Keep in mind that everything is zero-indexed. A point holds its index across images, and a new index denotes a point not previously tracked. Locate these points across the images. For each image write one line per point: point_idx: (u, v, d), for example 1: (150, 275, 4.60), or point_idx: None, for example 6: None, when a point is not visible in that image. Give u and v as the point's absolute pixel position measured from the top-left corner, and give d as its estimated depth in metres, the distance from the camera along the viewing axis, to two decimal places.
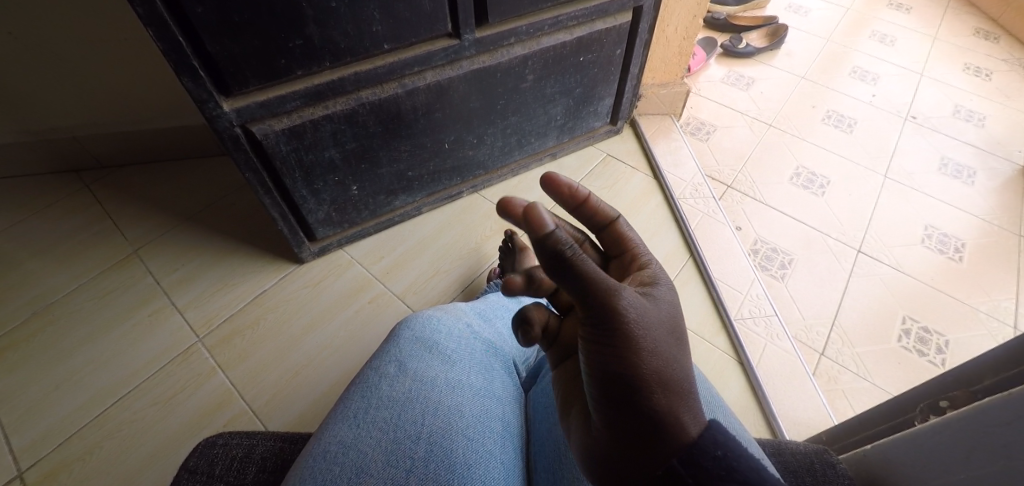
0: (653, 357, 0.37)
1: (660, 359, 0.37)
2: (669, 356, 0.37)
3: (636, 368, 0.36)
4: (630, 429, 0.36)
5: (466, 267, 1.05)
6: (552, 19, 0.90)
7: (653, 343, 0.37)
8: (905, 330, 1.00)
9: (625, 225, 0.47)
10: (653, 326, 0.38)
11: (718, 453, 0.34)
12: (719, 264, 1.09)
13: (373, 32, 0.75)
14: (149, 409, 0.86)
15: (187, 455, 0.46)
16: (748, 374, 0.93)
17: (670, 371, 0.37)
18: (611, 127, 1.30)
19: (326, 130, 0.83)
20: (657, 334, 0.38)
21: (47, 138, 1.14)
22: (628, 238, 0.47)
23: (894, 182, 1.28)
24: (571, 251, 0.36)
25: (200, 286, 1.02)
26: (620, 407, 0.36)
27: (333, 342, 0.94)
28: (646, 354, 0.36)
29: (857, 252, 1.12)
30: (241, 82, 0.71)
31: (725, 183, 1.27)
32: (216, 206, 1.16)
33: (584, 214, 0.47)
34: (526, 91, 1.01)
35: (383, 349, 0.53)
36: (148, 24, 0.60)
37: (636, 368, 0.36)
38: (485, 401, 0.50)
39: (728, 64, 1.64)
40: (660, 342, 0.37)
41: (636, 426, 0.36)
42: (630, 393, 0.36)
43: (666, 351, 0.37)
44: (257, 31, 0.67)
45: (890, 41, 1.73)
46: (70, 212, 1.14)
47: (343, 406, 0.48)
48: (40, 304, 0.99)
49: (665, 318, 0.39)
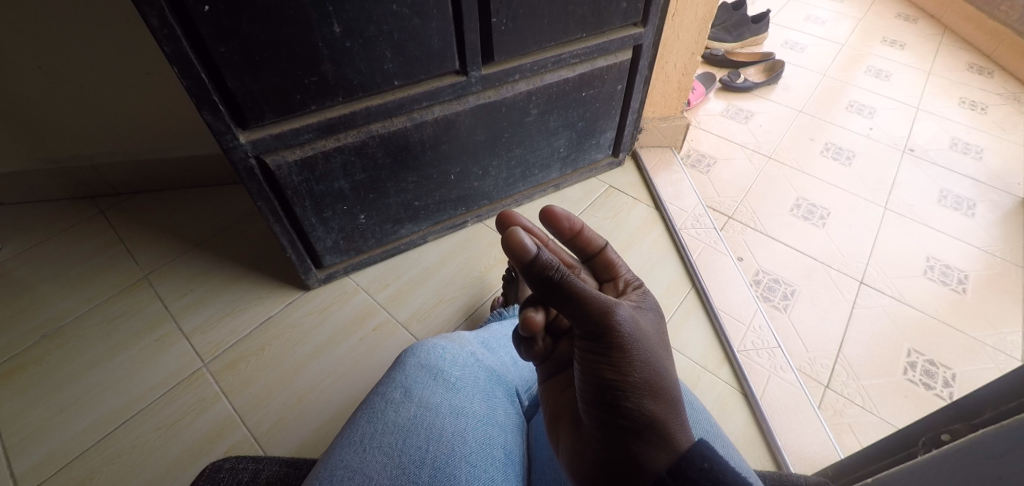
0: (642, 365, 0.43)
1: (649, 369, 0.43)
2: (657, 367, 0.43)
3: (628, 375, 0.42)
4: (618, 429, 0.41)
5: (470, 295, 1.07)
6: (555, 57, 0.94)
7: (644, 355, 0.43)
8: (912, 363, 0.99)
9: (613, 253, 0.56)
10: (644, 340, 0.44)
11: (704, 465, 0.37)
12: (721, 295, 1.10)
13: (384, 70, 0.79)
14: (151, 435, 0.86)
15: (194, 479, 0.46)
16: (753, 406, 0.93)
17: (659, 380, 0.43)
18: (613, 159, 1.33)
19: (336, 161, 0.86)
20: (645, 345, 0.44)
21: (67, 165, 1.18)
22: (617, 263, 0.55)
23: (894, 213, 1.29)
24: (558, 273, 0.42)
25: (207, 311, 1.03)
26: (610, 409, 0.42)
27: (337, 369, 0.95)
28: (637, 363, 0.43)
29: (860, 284, 1.13)
30: (258, 116, 0.74)
31: (726, 214, 1.29)
32: (227, 233, 1.18)
33: (576, 243, 0.56)
34: (530, 125, 1.04)
35: (389, 375, 0.54)
36: (173, 62, 0.64)
37: (627, 375, 0.42)
38: (488, 428, 0.50)
39: (726, 98, 1.69)
40: (649, 353, 0.43)
41: (624, 426, 0.41)
42: (620, 397, 0.42)
43: (657, 365, 0.43)
44: (275, 69, 0.70)
45: (885, 75, 1.78)
46: (84, 237, 1.17)
47: (349, 431, 0.48)
48: (50, 328, 1.00)
49: (652, 332, 0.46)
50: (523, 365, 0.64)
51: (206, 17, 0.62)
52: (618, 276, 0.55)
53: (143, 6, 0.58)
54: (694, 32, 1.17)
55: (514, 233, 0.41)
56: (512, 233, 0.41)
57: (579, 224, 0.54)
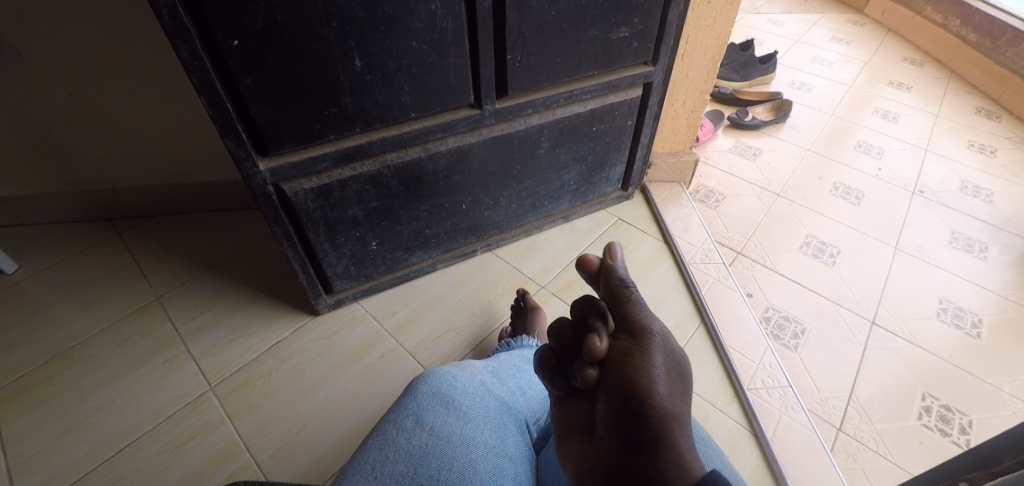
0: (665, 379, 0.39)
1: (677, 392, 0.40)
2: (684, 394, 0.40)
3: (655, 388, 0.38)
4: (631, 440, 0.37)
5: (478, 325, 1.06)
6: (567, 93, 0.97)
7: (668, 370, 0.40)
8: (926, 407, 0.97)
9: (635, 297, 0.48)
10: (669, 356, 0.41)
11: None
12: (730, 331, 1.09)
13: (402, 102, 0.82)
14: (154, 457, 0.86)
15: None
16: (764, 448, 0.90)
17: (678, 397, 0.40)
18: (622, 193, 1.35)
19: (351, 189, 0.88)
20: (669, 360, 0.41)
21: (90, 189, 1.22)
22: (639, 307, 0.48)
23: (905, 253, 1.29)
24: (626, 284, 0.45)
25: (216, 334, 1.04)
26: (630, 421, 0.37)
27: (341, 396, 0.94)
28: (662, 374, 0.39)
29: (872, 324, 1.11)
30: (278, 144, 0.76)
31: (735, 249, 1.29)
32: (239, 256, 1.20)
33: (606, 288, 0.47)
34: (542, 157, 1.06)
35: (400, 402, 0.54)
36: (201, 92, 0.67)
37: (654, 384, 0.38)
38: (499, 459, 0.49)
39: (735, 135, 1.71)
40: (671, 369, 0.41)
41: (639, 438, 0.37)
42: (644, 407, 0.37)
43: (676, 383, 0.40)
44: (297, 100, 0.73)
45: (893, 117, 1.80)
46: (100, 258, 1.20)
47: (360, 458, 0.48)
48: (62, 347, 1.01)
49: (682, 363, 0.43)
50: (533, 396, 0.64)
51: (235, 51, 0.65)
52: None
53: (176, 39, 0.62)
54: (703, 71, 1.20)
55: (613, 245, 0.47)
56: (612, 244, 0.48)
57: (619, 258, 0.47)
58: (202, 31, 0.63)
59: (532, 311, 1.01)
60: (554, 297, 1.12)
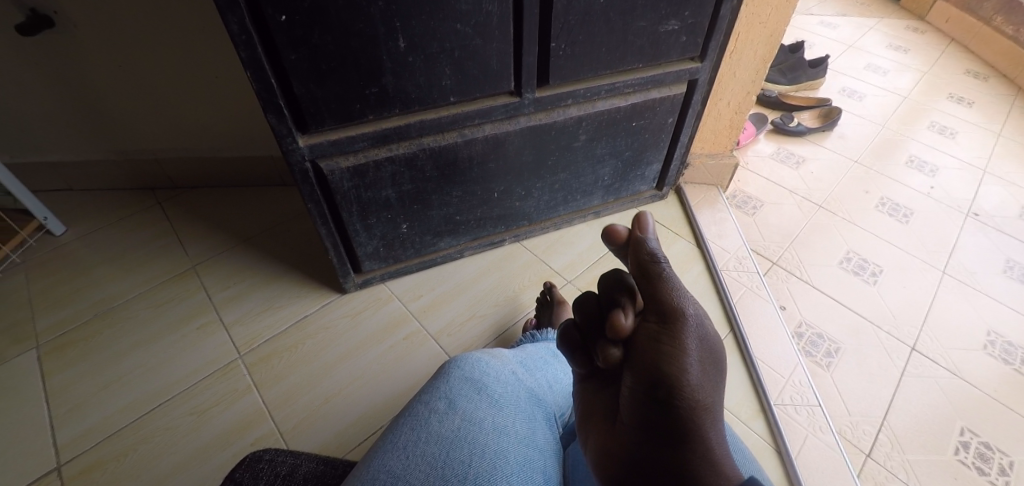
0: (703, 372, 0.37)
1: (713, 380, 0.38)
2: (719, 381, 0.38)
3: (687, 380, 0.36)
4: (657, 433, 0.36)
5: (502, 314, 1.06)
6: (609, 85, 0.94)
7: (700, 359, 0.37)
8: (964, 442, 0.92)
9: None
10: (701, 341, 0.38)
11: None
12: (760, 343, 1.06)
13: (442, 86, 0.81)
14: (184, 419, 0.88)
15: (234, 466, 0.45)
16: (787, 466, 0.87)
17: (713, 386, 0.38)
18: (656, 192, 1.31)
19: (386, 171, 0.88)
20: (703, 346, 0.39)
21: (135, 158, 1.27)
22: None
23: (953, 279, 1.22)
24: (665, 265, 0.41)
25: (247, 305, 1.06)
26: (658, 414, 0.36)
27: (364, 374, 0.95)
28: (694, 365, 0.37)
29: (911, 350, 1.06)
30: (318, 122, 0.77)
31: (770, 259, 1.25)
32: (273, 231, 1.22)
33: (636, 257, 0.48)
34: (578, 150, 1.05)
35: (432, 385, 0.53)
36: (247, 66, 0.67)
37: (683, 375, 0.36)
38: (529, 450, 0.48)
39: (778, 141, 1.65)
40: (705, 356, 0.38)
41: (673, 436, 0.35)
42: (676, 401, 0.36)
43: (710, 373, 0.38)
44: (340, 78, 0.73)
45: (950, 133, 1.71)
46: (143, 225, 1.24)
47: (391, 438, 0.47)
48: (103, 307, 1.05)
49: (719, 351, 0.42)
50: (560, 390, 0.63)
51: (282, 26, 0.65)
52: None
53: (226, 13, 0.62)
54: (751, 71, 1.15)
55: (617, 226, 0.43)
56: (616, 226, 0.43)
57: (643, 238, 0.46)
58: (251, 5, 0.63)
59: (558, 305, 1.00)
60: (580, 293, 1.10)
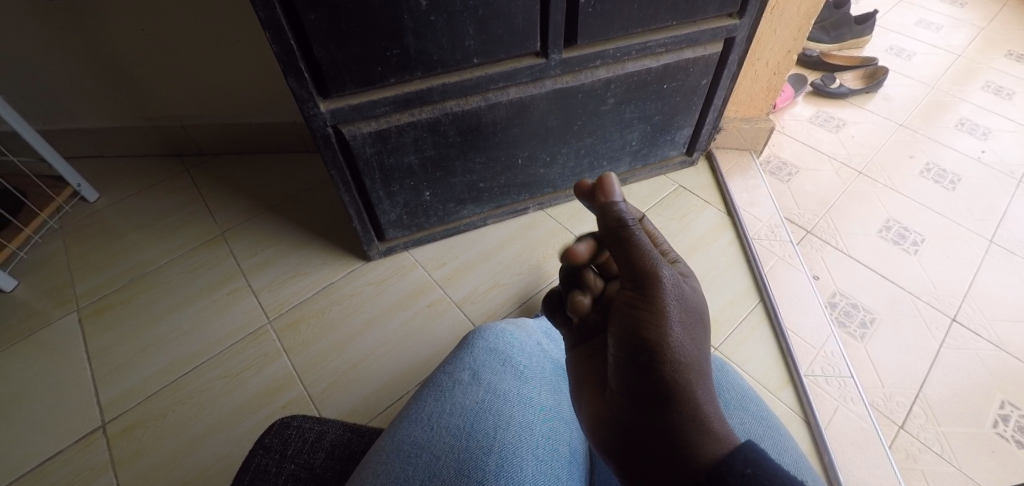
0: (679, 330, 0.42)
1: (687, 336, 0.42)
2: (694, 338, 0.42)
3: (662, 336, 0.41)
4: (645, 393, 0.40)
5: (526, 283, 1.05)
6: (640, 45, 0.89)
7: (681, 321, 0.42)
8: (1004, 415, 0.89)
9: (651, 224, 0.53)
10: (682, 306, 0.43)
11: (746, 470, 0.34)
12: (791, 314, 1.03)
13: (465, 47, 0.77)
14: (218, 381, 0.92)
15: (264, 432, 0.46)
16: (815, 437, 0.86)
17: (696, 347, 0.42)
18: (686, 158, 1.27)
19: (408, 136, 0.86)
20: (676, 298, 0.43)
21: (160, 123, 1.27)
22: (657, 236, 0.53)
23: (1000, 248, 1.15)
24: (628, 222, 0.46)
25: (274, 272, 1.08)
26: (639, 372, 0.41)
27: (389, 341, 0.97)
28: (673, 324, 0.42)
29: (951, 322, 1.01)
30: (339, 85, 0.75)
31: (804, 228, 1.20)
32: (297, 198, 1.23)
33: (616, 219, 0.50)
34: (605, 114, 1.01)
35: (455, 356, 0.53)
36: (266, 27, 0.65)
37: (664, 336, 0.41)
38: (554, 423, 0.48)
39: (817, 103, 1.56)
40: (679, 309, 0.43)
41: (651, 390, 0.40)
42: (651, 358, 0.41)
43: (692, 334, 0.42)
44: (360, 40, 0.70)
45: (1006, 93, 1.58)
46: (172, 192, 1.26)
47: (416, 409, 0.47)
48: (138, 273, 1.09)
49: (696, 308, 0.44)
50: None
51: None
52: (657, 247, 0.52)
53: None
54: (794, 28, 1.07)
55: (609, 177, 0.47)
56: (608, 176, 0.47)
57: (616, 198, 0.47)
58: None
59: None
60: None
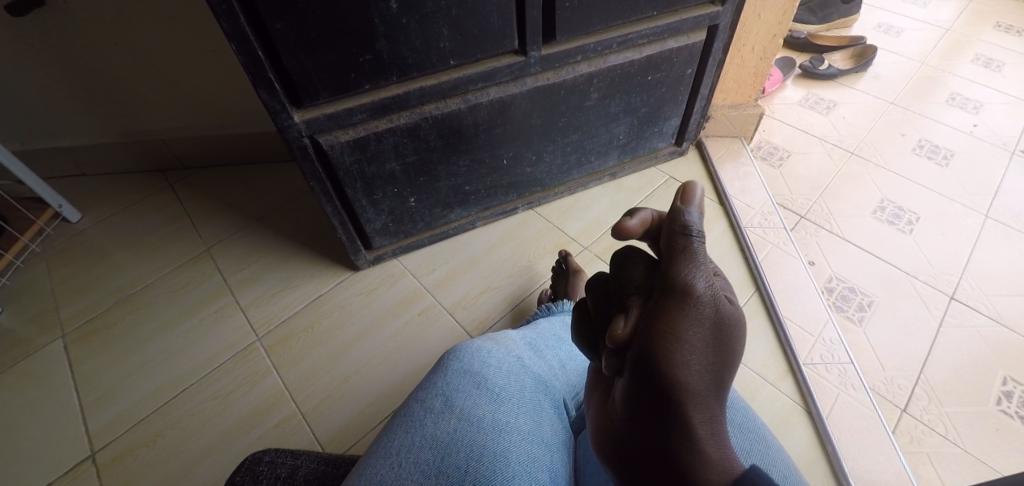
0: (708, 349, 0.32)
1: (719, 355, 0.33)
2: (729, 357, 0.33)
3: (683, 357, 0.31)
4: (656, 415, 0.32)
5: (517, 286, 1.04)
6: (621, 37, 0.87)
7: (705, 343, 0.32)
8: (1007, 392, 0.87)
9: None
10: (721, 321, 0.34)
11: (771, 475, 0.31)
12: (788, 302, 1.01)
13: (440, 48, 0.75)
14: (207, 403, 0.90)
15: (236, 469, 0.45)
16: (817, 426, 0.85)
17: (721, 373, 0.32)
18: (676, 148, 1.25)
19: (388, 143, 0.84)
20: (707, 312, 0.33)
21: (140, 140, 1.25)
22: None
23: (997, 223, 1.14)
24: (669, 244, 0.36)
25: (262, 286, 1.06)
26: (652, 391, 0.32)
27: (381, 352, 0.95)
28: (703, 344, 0.32)
29: (950, 299, 1.00)
30: (312, 95, 0.73)
31: (798, 213, 1.18)
32: (282, 210, 1.21)
33: None
34: (590, 109, 0.99)
35: (430, 380, 0.51)
36: (231, 38, 0.63)
37: (690, 357, 0.32)
38: (533, 448, 0.46)
39: (806, 85, 1.54)
40: (710, 326, 0.33)
41: (668, 414, 0.32)
42: (671, 380, 0.31)
43: (721, 360, 0.32)
44: (330, 47, 0.68)
45: (996, 66, 1.56)
46: (155, 209, 1.24)
47: (386, 441, 0.45)
48: (123, 295, 1.07)
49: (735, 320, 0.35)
50: (570, 371, 0.62)
51: None
52: None
53: None
54: (778, 11, 1.05)
55: (626, 220, 0.37)
56: (626, 221, 0.37)
57: None
58: None
59: (574, 274, 0.97)
60: (597, 260, 1.07)
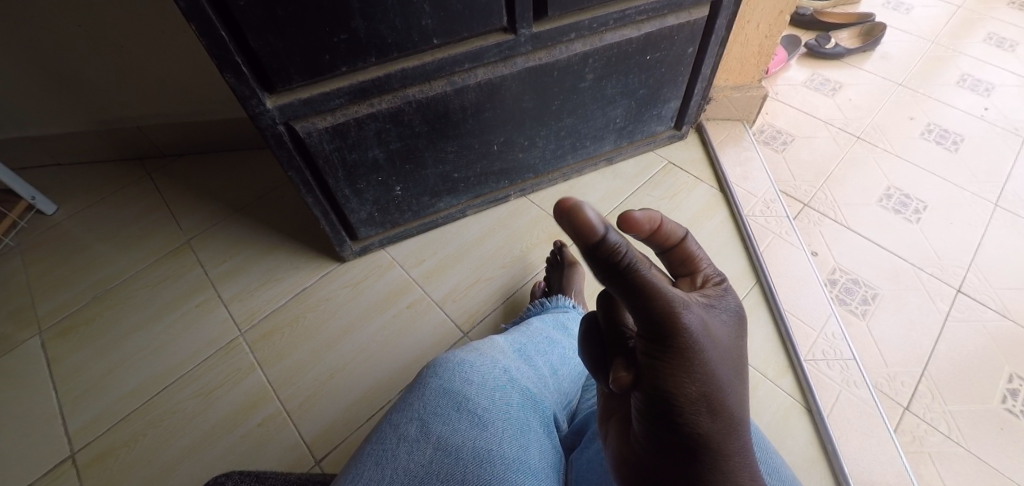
0: (707, 377, 0.35)
1: (716, 381, 0.36)
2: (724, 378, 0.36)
3: (684, 390, 0.35)
4: (670, 447, 0.36)
5: (510, 277, 1.00)
6: (618, 13, 0.81)
7: (708, 365, 0.36)
8: (1012, 390, 0.85)
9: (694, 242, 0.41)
10: (712, 346, 0.36)
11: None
12: (789, 295, 0.98)
13: (422, 26, 0.70)
14: (189, 401, 0.87)
15: None
16: (817, 425, 0.82)
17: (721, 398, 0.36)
18: (675, 133, 1.20)
19: (370, 128, 0.79)
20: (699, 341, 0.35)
21: (114, 126, 1.19)
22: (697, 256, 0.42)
23: (1006, 212, 1.10)
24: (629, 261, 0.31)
25: (245, 279, 1.02)
26: (664, 426, 0.36)
27: (369, 346, 0.92)
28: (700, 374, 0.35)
29: (956, 293, 0.97)
30: (285, 79, 0.67)
31: (801, 201, 1.14)
32: (265, 198, 1.16)
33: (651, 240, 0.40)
34: (585, 91, 0.93)
35: (406, 400, 0.48)
36: (190, 18, 0.57)
37: (688, 389, 0.35)
38: (518, 478, 0.42)
39: (811, 65, 1.48)
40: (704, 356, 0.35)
41: (680, 446, 0.35)
42: (676, 413, 0.35)
43: (721, 375, 0.36)
44: (301, 25, 0.63)
45: (1009, 45, 1.50)
46: (134, 198, 1.19)
47: (356, 472, 0.42)
48: (102, 289, 1.03)
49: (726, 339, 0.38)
50: (561, 379, 0.59)
51: None
52: (697, 270, 0.42)
53: None
54: None
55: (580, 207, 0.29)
56: (578, 206, 0.29)
57: (659, 219, 0.37)
58: None
59: (569, 266, 0.93)
60: None
